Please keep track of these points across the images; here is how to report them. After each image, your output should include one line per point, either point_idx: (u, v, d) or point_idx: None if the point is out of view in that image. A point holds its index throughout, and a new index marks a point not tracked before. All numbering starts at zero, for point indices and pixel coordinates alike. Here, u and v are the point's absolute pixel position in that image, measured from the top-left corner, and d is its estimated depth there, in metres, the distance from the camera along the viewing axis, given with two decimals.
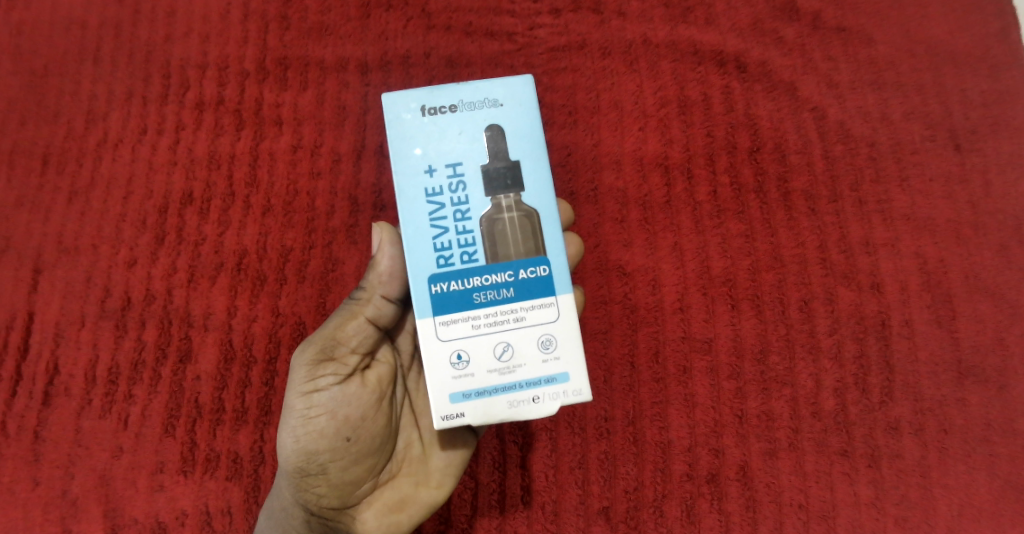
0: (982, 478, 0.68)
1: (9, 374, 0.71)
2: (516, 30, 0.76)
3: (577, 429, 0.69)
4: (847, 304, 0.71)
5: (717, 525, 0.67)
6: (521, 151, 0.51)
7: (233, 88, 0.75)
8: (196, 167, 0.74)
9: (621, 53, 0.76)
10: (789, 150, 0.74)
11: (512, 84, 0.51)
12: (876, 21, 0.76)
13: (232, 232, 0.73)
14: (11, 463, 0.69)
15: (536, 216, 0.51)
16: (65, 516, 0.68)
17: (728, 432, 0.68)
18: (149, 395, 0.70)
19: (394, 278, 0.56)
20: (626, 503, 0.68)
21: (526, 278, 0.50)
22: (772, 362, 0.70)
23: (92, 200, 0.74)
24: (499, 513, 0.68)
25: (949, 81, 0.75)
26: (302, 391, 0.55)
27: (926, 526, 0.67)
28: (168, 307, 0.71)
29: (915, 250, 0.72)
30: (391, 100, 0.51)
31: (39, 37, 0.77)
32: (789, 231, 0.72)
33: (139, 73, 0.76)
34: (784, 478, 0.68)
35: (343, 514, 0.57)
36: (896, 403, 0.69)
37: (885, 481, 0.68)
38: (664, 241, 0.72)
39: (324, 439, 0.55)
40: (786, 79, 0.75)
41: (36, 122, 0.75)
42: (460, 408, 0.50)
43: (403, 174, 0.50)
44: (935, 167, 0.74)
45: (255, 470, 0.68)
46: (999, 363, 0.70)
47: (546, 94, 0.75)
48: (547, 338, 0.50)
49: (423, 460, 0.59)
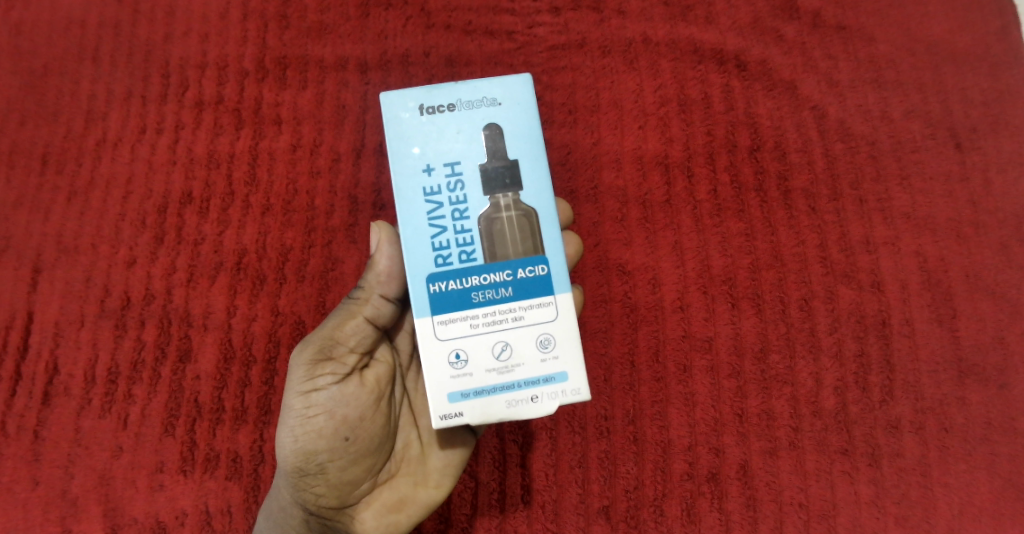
0: (982, 477, 0.68)
1: (8, 374, 0.71)
2: (516, 29, 0.76)
3: (577, 428, 0.69)
4: (847, 304, 0.71)
5: (718, 524, 0.67)
6: (519, 150, 0.51)
7: (233, 87, 0.75)
8: (195, 167, 0.74)
9: (621, 52, 0.76)
10: (789, 148, 0.74)
11: (510, 83, 0.51)
12: (875, 20, 0.76)
13: (232, 232, 0.72)
14: (11, 464, 0.69)
15: (535, 215, 0.51)
16: (65, 516, 0.68)
17: (728, 431, 0.68)
18: (149, 394, 0.70)
19: (392, 277, 0.56)
20: (626, 502, 0.68)
21: (525, 277, 0.50)
22: (772, 361, 0.70)
23: (92, 199, 0.74)
24: (498, 512, 0.68)
25: (949, 79, 0.75)
26: (300, 391, 0.55)
27: (927, 526, 0.67)
28: (168, 306, 0.71)
29: (916, 249, 0.72)
30: (388, 99, 0.51)
31: (38, 37, 0.77)
32: (789, 230, 0.72)
33: (139, 72, 0.76)
34: (784, 477, 0.68)
35: (342, 513, 0.57)
36: (896, 403, 0.69)
37: (885, 479, 0.68)
38: (664, 240, 0.72)
39: (323, 439, 0.55)
40: (786, 77, 0.75)
41: (35, 121, 0.75)
42: (458, 407, 0.50)
43: (401, 173, 0.50)
44: (935, 165, 0.73)
45: (254, 470, 0.68)
46: (1000, 362, 0.70)
47: (545, 93, 0.75)
48: (546, 338, 0.50)
49: (422, 459, 0.59)
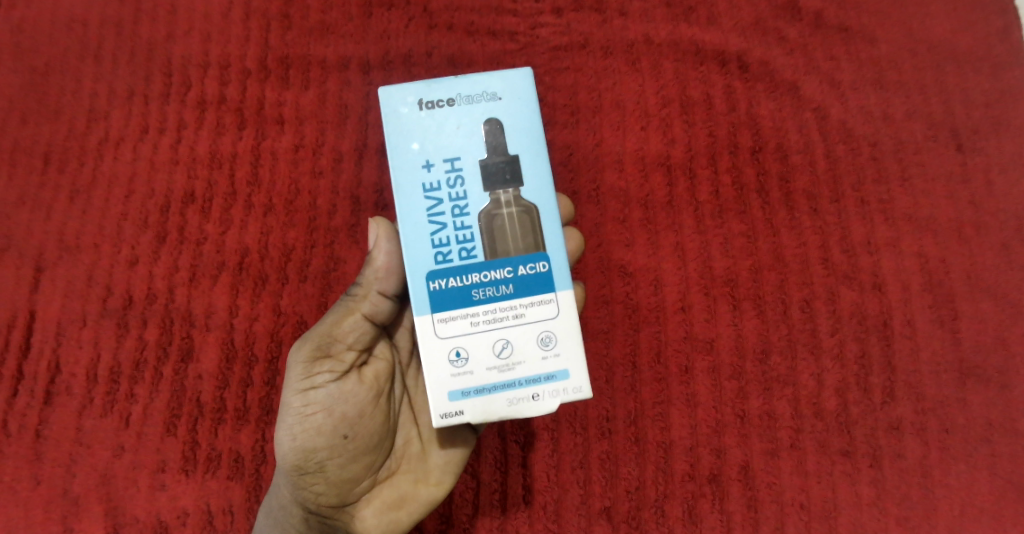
0: (982, 478, 0.68)
1: (10, 373, 0.71)
2: (518, 29, 0.76)
3: (579, 429, 0.69)
4: (848, 304, 0.71)
5: (718, 525, 0.67)
6: (520, 145, 0.51)
7: (235, 87, 0.75)
8: (197, 166, 0.74)
9: (622, 53, 0.76)
10: (791, 149, 0.74)
11: (510, 77, 0.51)
12: (876, 20, 0.76)
13: (234, 231, 0.72)
14: (12, 463, 0.69)
15: (536, 211, 0.51)
16: (66, 516, 0.68)
17: (729, 432, 0.69)
18: (151, 394, 0.70)
19: (391, 274, 0.56)
20: (627, 503, 0.68)
21: (526, 274, 0.50)
22: (774, 362, 0.70)
23: (93, 198, 0.74)
24: (500, 513, 0.68)
25: (952, 80, 0.75)
26: (298, 388, 0.55)
27: (927, 526, 0.67)
28: (169, 306, 0.71)
29: (917, 250, 0.72)
30: (387, 94, 0.51)
31: (40, 36, 0.77)
32: (791, 231, 0.72)
33: (140, 72, 0.76)
34: (785, 478, 0.68)
35: (342, 511, 0.57)
36: (896, 404, 0.69)
37: (886, 480, 0.68)
38: (665, 241, 0.72)
39: (322, 437, 0.55)
40: (787, 78, 0.75)
41: (36, 122, 0.75)
42: (459, 405, 0.50)
43: (400, 168, 0.50)
44: (937, 166, 0.74)
45: (256, 470, 0.68)
46: (1001, 363, 0.70)
47: (547, 93, 0.75)
48: (548, 335, 0.50)
49: (422, 457, 0.59)
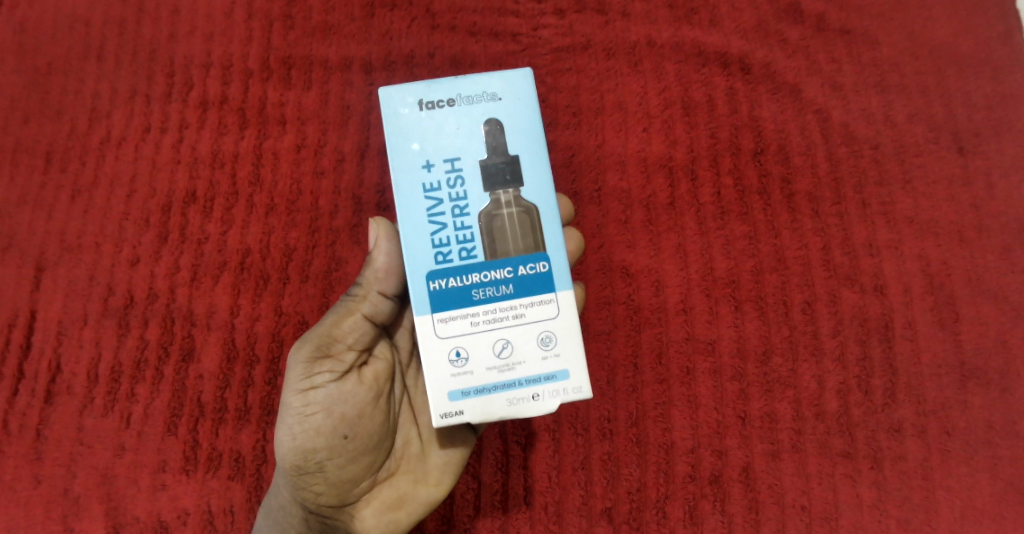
0: (983, 480, 0.68)
1: (10, 373, 0.70)
2: (520, 31, 0.77)
3: (580, 430, 0.69)
4: (849, 306, 0.71)
5: (720, 526, 0.67)
6: (519, 145, 0.51)
7: (237, 87, 0.75)
8: (199, 166, 0.74)
9: (625, 55, 0.76)
10: (792, 152, 0.74)
11: (510, 77, 0.51)
12: (877, 23, 0.76)
13: (235, 231, 0.72)
14: (12, 462, 0.69)
15: (536, 211, 0.51)
16: (66, 515, 0.68)
17: (731, 434, 0.69)
18: (151, 394, 0.70)
19: (391, 274, 0.56)
20: (628, 504, 0.68)
21: (526, 274, 0.50)
22: (775, 363, 0.70)
23: (95, 198, 0.74)
24: (501, 513, 0.68)
25: (953, 83, 0.75)
26: (297, 388, 0.55)
27: (927, 528, 0.67)
28: (170, 306, 0.71)
29: (918, 253, 0.72)
30: (387, 95, 0.51)
31: (42, 36, 0.77)
32: (792, 233, 0.72)
33: (143, 72, 0.76)
34: (786, 479, 0.68)
35: (342, 511, 0.57)
36: (898, 406, 0.69)
37: (888, 483, 0.68)
38: (667, 243, 0.72)
39: (321, 437, 0.55)
40: (789, 81, 0.75)
41: (38, 122, 0.75)
42: (458, 405, 0.50)
43: (400, 169, 0.50)
44: (938, 168, 0.74)
45: (257, 470, 0.68)
46: (1002, 366, 0.70)
47: (549, 94, 0.75)
48: (548, 335, 0.51)
49: (422, 457, 0.59)
